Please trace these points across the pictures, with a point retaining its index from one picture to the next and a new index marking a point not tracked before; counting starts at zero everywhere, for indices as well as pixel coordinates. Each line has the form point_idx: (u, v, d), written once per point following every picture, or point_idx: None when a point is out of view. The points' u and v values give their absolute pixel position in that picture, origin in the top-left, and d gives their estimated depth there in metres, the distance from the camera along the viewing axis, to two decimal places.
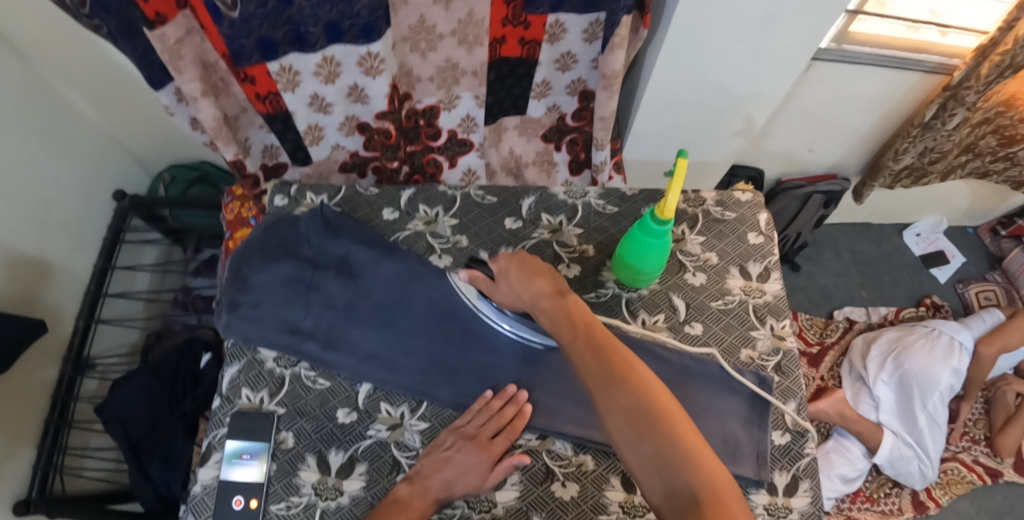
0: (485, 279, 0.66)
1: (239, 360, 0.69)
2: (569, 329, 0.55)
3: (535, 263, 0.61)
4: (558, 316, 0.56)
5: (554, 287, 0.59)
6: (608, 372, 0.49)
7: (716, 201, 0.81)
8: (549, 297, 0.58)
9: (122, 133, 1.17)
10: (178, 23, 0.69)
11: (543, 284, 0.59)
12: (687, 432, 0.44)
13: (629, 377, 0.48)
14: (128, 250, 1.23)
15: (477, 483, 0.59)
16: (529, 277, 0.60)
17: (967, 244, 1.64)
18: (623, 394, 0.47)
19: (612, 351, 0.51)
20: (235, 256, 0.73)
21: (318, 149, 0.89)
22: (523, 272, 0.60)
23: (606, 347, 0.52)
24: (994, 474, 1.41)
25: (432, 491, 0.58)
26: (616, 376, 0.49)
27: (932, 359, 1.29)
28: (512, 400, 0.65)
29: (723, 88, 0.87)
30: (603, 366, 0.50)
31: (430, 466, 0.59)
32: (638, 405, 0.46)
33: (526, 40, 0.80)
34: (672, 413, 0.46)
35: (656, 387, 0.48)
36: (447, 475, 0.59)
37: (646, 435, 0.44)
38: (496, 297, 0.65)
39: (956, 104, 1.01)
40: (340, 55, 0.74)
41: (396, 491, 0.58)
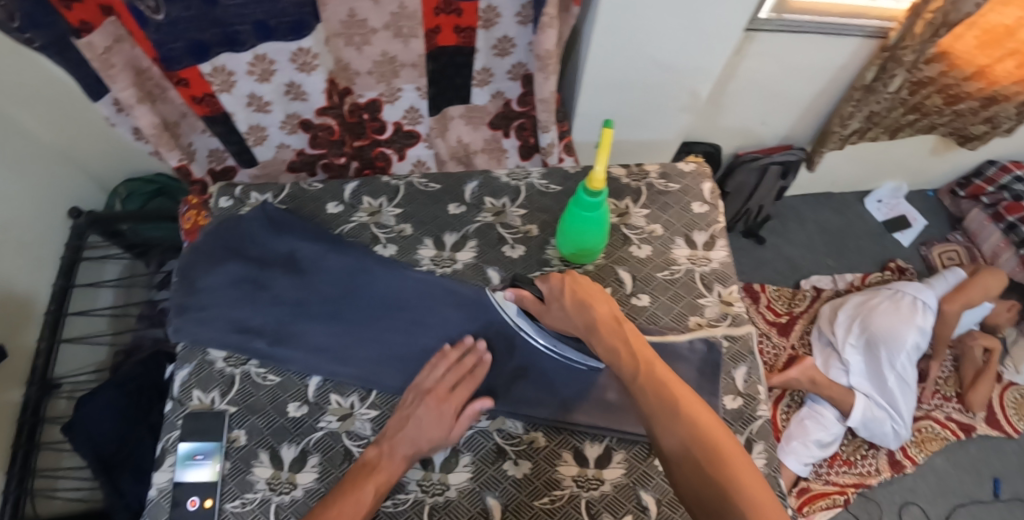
0: (534, 299, 0.65)
1: (190, 362, 0.69)
2: (626, 356, 0.56)
3: (589, 287, 0.62)
4: (613, 342, 0.57)
5: (607, 313, 0.60)
6: (671, 404, 0.51)
7: (660, 173, 0.82)
8: (604, 323, 0.59)
9: (75, 151, 1.14)
10: (106, 31, 0.68)
11: (598, 310, 0.60)
12: (746, 470, 0.47)
13: (690, 412, 0.51)
14: (88, 268, 1.21)
15: (440, 438, 0.59)
16: (584, 302, 0.60)
17: (928, 207, 1.68)
18: (686, 429, 0.49)
19: (671, 383, 0.54)
20: (183, 261, 0.73)
21: (263, 149, 0.88)
22: (576, 298, 0.61)
23: (666, 380, 0.54)
24: (968, 429, 1.44)
25: (398, 449, 0.58)
26: (680, 410, 0.51)
27: (896, 319, 1.31)
28: (471, 351, 0.66)
29: (663, 64, 0.88)
30: (666, 398, 0.52)
31: (395, 426, 0.60)
32: (701, 441, 0.49)
33: (461, 28, 0.80)
34: (734, 457, 0.48)
35: (716, 424, 0.51)
36: (410, 433, 0.59)
37: (710, 473, 0.47)
38: (544, 321, 0.64)
39: (895, 64, 1.05)
40: (272, 52, 0.73)
41: (364, 455, 0.58)
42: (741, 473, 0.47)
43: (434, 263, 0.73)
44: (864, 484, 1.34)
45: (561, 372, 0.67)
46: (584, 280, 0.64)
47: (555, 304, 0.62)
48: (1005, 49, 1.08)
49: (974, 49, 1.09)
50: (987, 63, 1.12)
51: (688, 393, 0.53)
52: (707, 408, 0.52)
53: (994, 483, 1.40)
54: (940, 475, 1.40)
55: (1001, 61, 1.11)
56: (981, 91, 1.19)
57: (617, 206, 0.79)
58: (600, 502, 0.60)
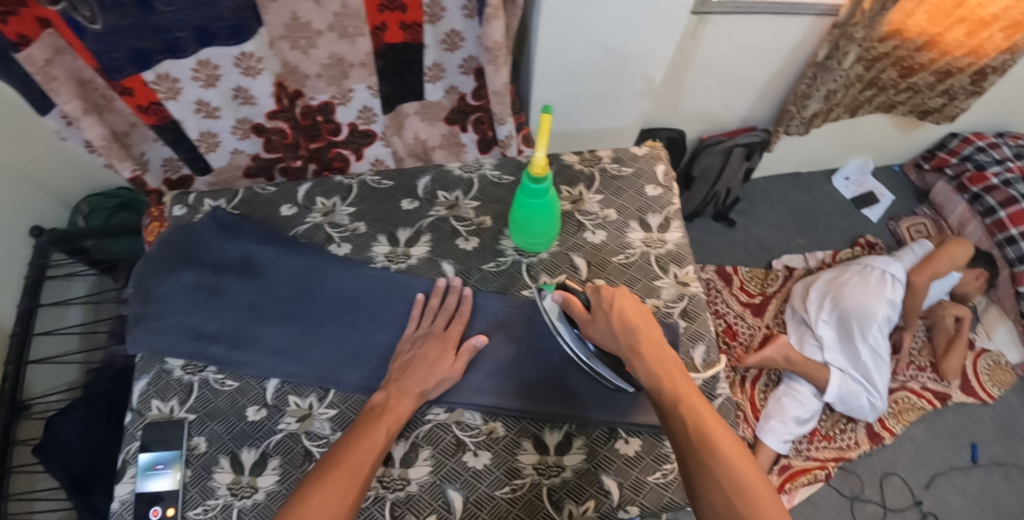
0: (581, 307, 0.63)
1: (148, 372, 0.69)
2: (668, 385, 0.56)
3: (636, 308, 0.62)
4: (656, 368, 0.57)
5: (650, 338, 0.60)
6: (708, 441, 0.51)
7: (613, 158, 0.83)
8: (647, 345, 0.59)
9: (38, 172, 1.13)
10: (45, 43, 0.66)
11: (641, 333, 0.60)
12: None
13: (727, 454, 0.51)
14: (55, 286, 1.18)
15: (441, 374, 0.62)
16: (628, 323, 0.60)
17: (894, 182, 1.72)
18: (721, 470, 0.50)
19: (711, 420, 0.53)
20: (138, 270, 0.72)
21: (217, 155, 0.88)
22: (621, 317, 0.61)
23: (705, 415, 0.54)
24: (943, 398, 1.46)
25: (408, 390, 0.60)
26: (718, 449, 0.51)
27: (867, 293, 1.32)
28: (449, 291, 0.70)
29: (613, 50, 0.88)
30: (705, 435, 0.52)
31: (398, 371, 0.62)
32: (736, 484, 0.49)
33: (407, 24, 0.79)
34: (762, 500, 0.48)
35: (753, 473, 0.50)
36: (415, 373, 0.62)
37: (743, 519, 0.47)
38: (587, 331, 0.63)
39: (847, 41, 1.05)
40: (215, 57, 0.72)
41: (372, 401, 0.60)
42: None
43: (388, 260, 0.73)
44: (843, 458, 1.36)
45: (517, 360, 0.67)
46: (632, 300, 0.64)
47: (597, 318, 0.62)
48: (955, 17, 1.10)
49: (924, 21, 1.10)
50: (938, 33, 1.13)
51: (728, 434, 0.53)
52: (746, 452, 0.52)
53: (972, 448, 1.42)
54: (918, 444, 1.42)
55: (951, 28, 1.12)
56: (934, 62, 1.21)
57: (571, 193, 0.79)
58: (562, 489, 0.61)
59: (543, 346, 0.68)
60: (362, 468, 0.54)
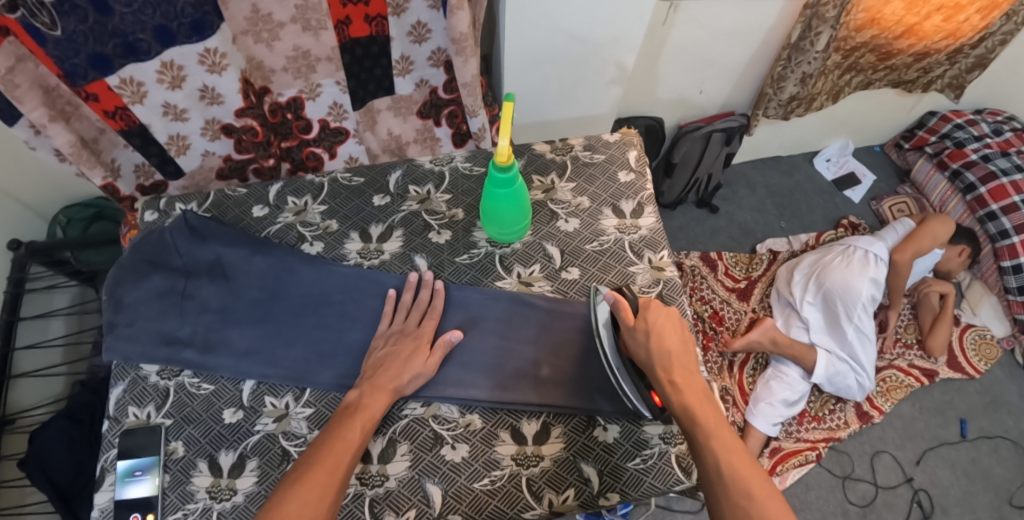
0: (629, 311, 0.61)
1: (124, 379, 0.68)
2: (700, 417, 0.55)
3: (676, 325, 0.60)
4: (689, 398, 0.57)
5: (683, 364, 0.59)
6: (738, 482, 0.51)
7: (584, 146, 0.83)
8: (680, 371, 0.59)
9: (9, 184, 1.11)
10: (6, 52, 0.62)
11: (676, 357, 0.59)
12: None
13: (758, 497, 0.50)
14: (35, 299, 1.17)
15: (416, 370, 0.62)
16: (665, 344, 0.59)
17: (875, 162, 1.73)
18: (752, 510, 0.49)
19: (742, 460, 0.53)
20: (110, 278, 0.72)
21: (187, 158, 0.87)
22: (659, 335, 0.59)
23: (736, 451, 0.53)
24: (931, 374, 1.47)
25: (381, 387, 0.60)
26: (750, 492, 0.50)
27: (849, 273, 1.33)
28: (423, 286, 0.69)
29: (580, 37, 0.88)
30: (735, 476, 0.51)
31: (374, 368, 0.62)
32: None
33: (371, 16, 0.79)
34: None
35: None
36: (390, 370, 0.61)
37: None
38: (627, 341, 0.61)
39: (819, 21, 1.05)
40: (179, 57, 0.71)
41: (346, 400, 0.60)
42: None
43: (361, 257, 0.73)
44: (834, 438, 1.37)
45: (495, 355, 0.67)
46: (676, 317, 0.62)
47: (635, 333, 0.60)
48: (931, 5, 1.10)
49: (901, 10, 1.10)
50: (916, 22, 1.14)
51: (759, 475, 0.52)
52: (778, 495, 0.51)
53: (961, 423, 1.43)
54: (907, 421, 1.43)
55: (928, 17, 1.13)
56: (912, 47, 1.21)
57: (543, 182, 0.79)
58: (542, 479, 0.61)
59: (520, 336, 0.68)
60: (338, 466, 0.53)
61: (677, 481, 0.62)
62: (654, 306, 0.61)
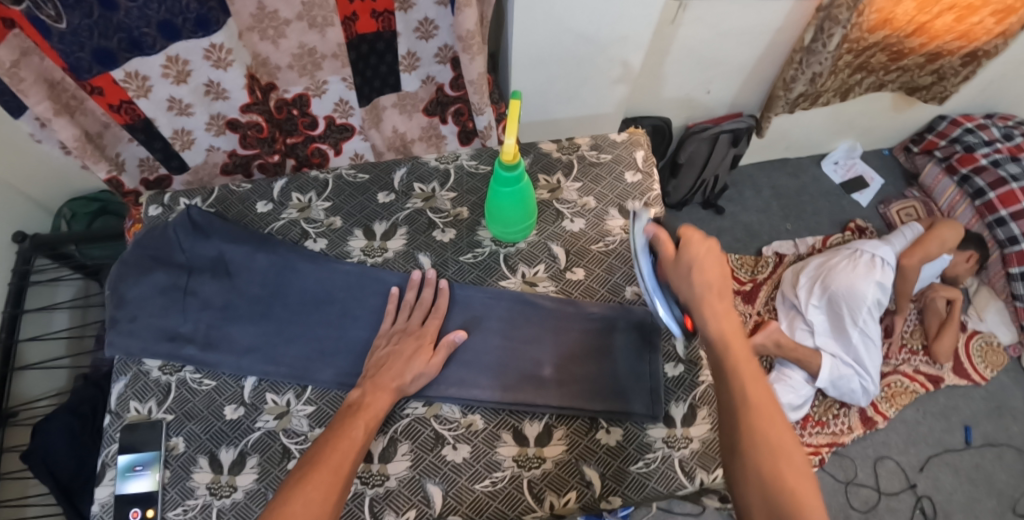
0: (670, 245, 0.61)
1: (125, 374, 0.68)
2: (730, 358, 0.55)
3: (720, 261, 0.58)
4: (725, 337, 0.56)
5: (724, 296, 0.58)
6: (754, 428, 0.50)
7: (591, 145, 0.83)
8: (720, 302, 0.57)
9: (13, 177, 1.11)
10: (10, 44, 0.63)
11: (716, 291, 0.57)
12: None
13: (772, 445, 0.50)
14: (38, 292, 1.17)
15: (419, 369, 0.61)
16: (706, 276, 0.57)
17: (883, 165, 1.71)
18: (761, 457, 0.49)
19: (767, 407, 0.52)
20: (112, 273, 0.72)
21: (192, 153, 0.87)
22: (700, 269, 0.58)
23: (761, 386, 0.53)
24: (936, 380, 1.45)
25: (384, 385, 0.60)
26: (768, 426, 0.51)
27: (855, 275, 1.32)
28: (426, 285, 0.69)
29: (587, 35, 0.88)
30: (753, 421, 0.51)
31: (376, 367, 0.61)
32: (773, 477, 0.48)
33: (378, 12, 0.79)
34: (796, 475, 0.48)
35: (796, 456, 0.49)
36: (392, 368, 0.61)
37: (773, 508, 0.47)
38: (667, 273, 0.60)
39: (832, 23, 1.04)
40: (184, 52, 0.71)
41: (350, 398, 0.60)
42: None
43: (365, 255, 0.73)
44: (837, 443, 1.36)
45: (498, 354, 0.66)
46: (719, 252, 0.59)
47: (675, 266, 0.59)
48: (943, 4, 1.09)
49: (913, 10, 1.09)
50: (927, 21, 1.13)
51: (782, 425, 0.51)
52: (798, 445, 0.51)
53: (966, 430, 1.42)
54: (911, 426, 1.42)
55: (939, 16, 1.12)
56: (923, 46, 1.20)
57: (549, 182, 0.79)
58: (543, 481, 0.60)
59: (524, 335, 0.67)
60: (343, 465, 0.53)
61: (679, 485, 0.61)
62: (699, 239, 0.59)
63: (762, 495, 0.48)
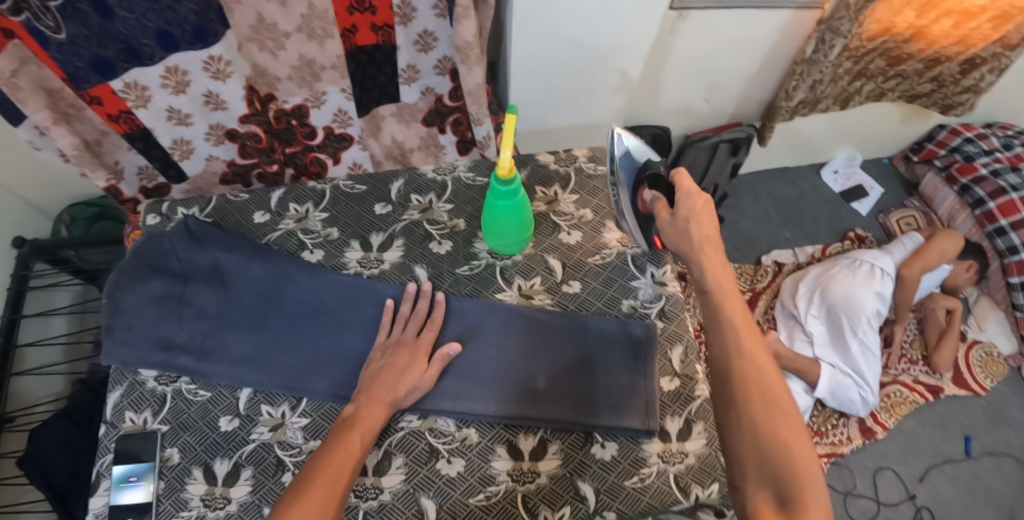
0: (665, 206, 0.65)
1: (121, 383, 0.68)
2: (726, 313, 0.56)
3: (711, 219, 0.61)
4: (721, 293, 0.57)
5: (717, 253, 0.60)
6: (749, 379, 0.51)
7: (589, 157, 0.82)
8: (714, 258, 0.59)
9: (11, 182, 1.11)
10: (9, 54, 0.63)
11: (710, 248, 0.60)
12: (807, 466, 0.47)
13: (766, 395, 0.50)
14: (37, 297, 1.17)
15: (414, 383, 0.61)
16: (699, 233, 0.60)
17: (883, 174, 1.70)
18: (755, 407, 0.50)
19: (761, 358, 0.53)
20: (108, 281, 0.71)
21: (191, 163, 0.87)
22: (694, 226, 0.61)
23: (753, 339, 0.54)
24: (935, 391, 1.45)
25: (378, 398, 0.59)
26: (761, 376, 0.52)
27: (853, 284, 1.32)
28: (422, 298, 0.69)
29: (585, 45, 0.88)
30: (749, 373, 0.52)
31: (370, 379, 0.61)
32: (766, 425, 0.49)
33: (377, 25, 0.79)
34: (784, 424, 0.49)
35: (788, 407, 0.50)
36: (386, 380, 0.61)
37: (763, 454, 0.48)
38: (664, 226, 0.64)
39: (833, 35, 1.04)
40: (184, 63, 0.71)
41: (344, 412, 0.59)
42: (800, 466, 0.47)
43: (361, 266, 0.73)
44: (836, 453, 1.36)
45: (494, 366, 0.66)
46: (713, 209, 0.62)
47: (670, 224, 0.63)
48: (941, 10, 1.09)
49: (911, 15, 1.09)
50: (925, 26, 1.13)
51: (776, 377, 0.52)
52: (790, 397, 0.51)
53: (965, 440, 1.41)
54: (910, 436, 1.41)
55: (937, 21, 1.12)
56: (922, 52, 1.20)
57: (546, 194, 0.79)
58: (537, 495, 0.60)
59: (519, 347, 0.67)
60: (339, 479, 0.53)
61: (674, 501, 0.61)
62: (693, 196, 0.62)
63: (754, 442, 0.49)
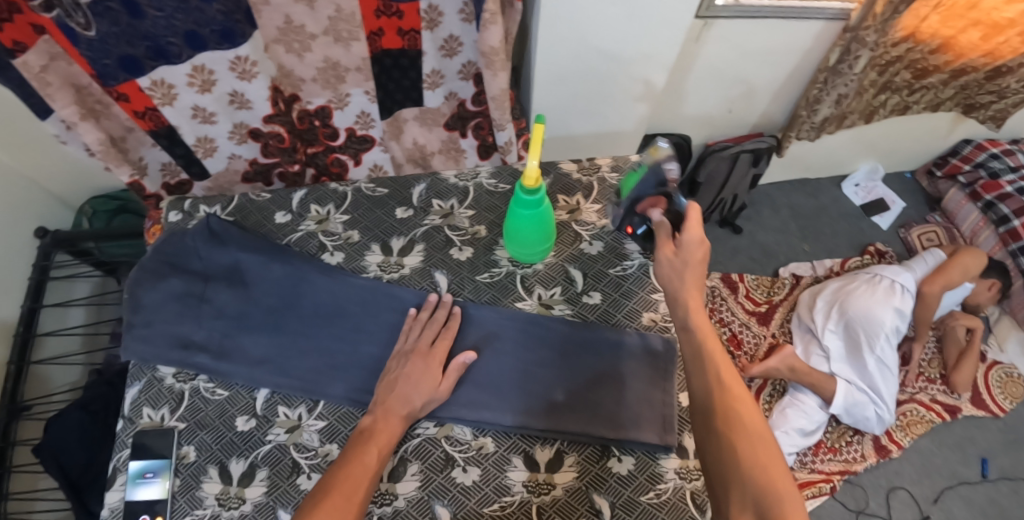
0: (670, 244, 0.65)
1: (140, 379, 0.69)
2: (707, 350, 0.59)
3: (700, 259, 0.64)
4: (702, 332, 0.60)
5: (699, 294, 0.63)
6: (730, 411, 0.54)
7: (612, 167, 0.82)
8: (695, 298, 0.63)
9: (35, 173, 1.12)
10: (40, 50, 0.64)
11: (693, 289, 0.63)
12: (789, 494, 0.48)
13: (746, 428, 0.53)
14: (57, 287, 1.19)
15: (430, 396, 0.60)
16: (686, 272, 0.63)
17: (906, 189, 1.67)
18: (736, 437, 0.52)
19: (739, 394, 0.56)
20: (129, 278, 0.72)
21: (214, 160, 0.87)
22: (683, 266, 0.63)
23: (731, 375, 0.57)
24: (953, 411, 1.42)
25: (393, 411, 0.59)
26: (739, 410, 0.54)
27: (873, 300, 1.30)
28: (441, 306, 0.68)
29: (610, 53, 0.87)
30: (731, 406, 0.54)
31: (385, 391, 0.61)
32: (748, 453, 0.51)
33: (404, 30, 0.79)
34: (763, 452, 0.51)
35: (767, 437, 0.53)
36: (401, 391, 0.60)
37: (747, 481, 0.50)
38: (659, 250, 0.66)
39: (858, 45, 1.03)
40: (210, 62, 0.71)
41: (361, 423, 0.59)
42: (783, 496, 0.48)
43: (381, 270, 0.72)
44: (849, 471, 1.33)
45: (509, 377, 0.65)
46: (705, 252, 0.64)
47: (667, 262, 0.64)
48: (968, 19, 1.07)
49: (937, 23, 1.07)
50: (952, 35, 1.10)
51: (754, 411, 0.55)
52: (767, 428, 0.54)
53: (982, 463, 1.39)
54: (925, 456, 1.39)
55: (965, 31, 1.10)
56: (949, 64, 1.18)
57: (568, 203, 0.78)
58: (552, 507, 0.59)
59: (536, 358, 0.67)
60: (356, 493, 0.52)
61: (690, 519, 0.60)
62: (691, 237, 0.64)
63: (735, 470, 0.51)
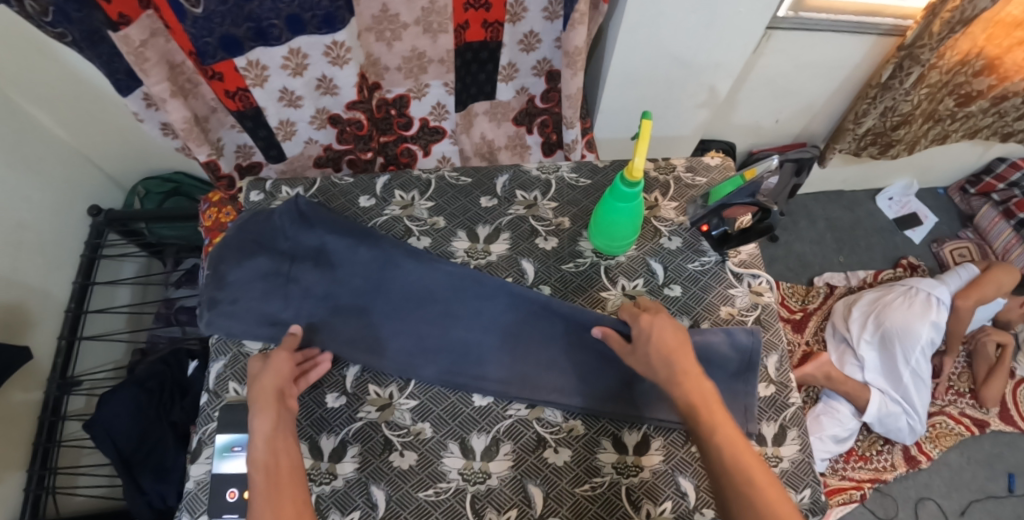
0: (620, 340, 0.62)
1: (225, 355, 0.70)
2: (709, 420, 0.52)
3: (674, 330, 0.60)
4: (690, 397, 0.54)
5: (690, 371, 0.56)
6: (746, 492, 0.47)
7: (686, 167, 0.84)
8: (690, 375, 0.56)
9: (89, 147, 1.12)
10: (142, 24, 0.66)
11: (681, 365, 0.56)
12: None
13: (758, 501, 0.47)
14: (106, 266, 1.20)
15: (279, 382, 0.59)
16: (668, 353, 0.57)
17: (938, 205, 1.70)
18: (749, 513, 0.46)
19: (750, 468, 0.49)
20: (211, 255, 0.72)
21: (292, 144, 0.89)
22: (660, 345, 0.58)
23: (742, 448, 0.51)
24: (982, 425, 1.44)
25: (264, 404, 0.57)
26: (752, 477, 0.48)
27: (911, 314, 1.30)
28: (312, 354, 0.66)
29: (684, 60, 0.89)
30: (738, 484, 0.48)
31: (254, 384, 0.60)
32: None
33: (489, 22, 0.81)
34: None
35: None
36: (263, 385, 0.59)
37: None
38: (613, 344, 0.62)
39: (912, 62, 1.04)
40: (306, 46, 0.73)
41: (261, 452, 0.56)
42: None
43: (469, 256, 0.74)
44: (879, 479, 1.35)
45: (586, 369, 0.67)
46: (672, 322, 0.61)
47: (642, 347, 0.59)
48: (1014, 37, 1.08)
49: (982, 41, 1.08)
50: (999, 54, 1.11)
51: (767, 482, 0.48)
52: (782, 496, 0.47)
53: (1009, 478, 1.40)
54: (953, 470, 1.40)
55: (1011, 51, 1.11)
56: (993, 88, 1.20)
57: (648, 199, 0.80)
58: (640, 489, 0.61)
59: (549, 381, 0.66)
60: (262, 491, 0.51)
61: None
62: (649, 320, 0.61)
63: None
